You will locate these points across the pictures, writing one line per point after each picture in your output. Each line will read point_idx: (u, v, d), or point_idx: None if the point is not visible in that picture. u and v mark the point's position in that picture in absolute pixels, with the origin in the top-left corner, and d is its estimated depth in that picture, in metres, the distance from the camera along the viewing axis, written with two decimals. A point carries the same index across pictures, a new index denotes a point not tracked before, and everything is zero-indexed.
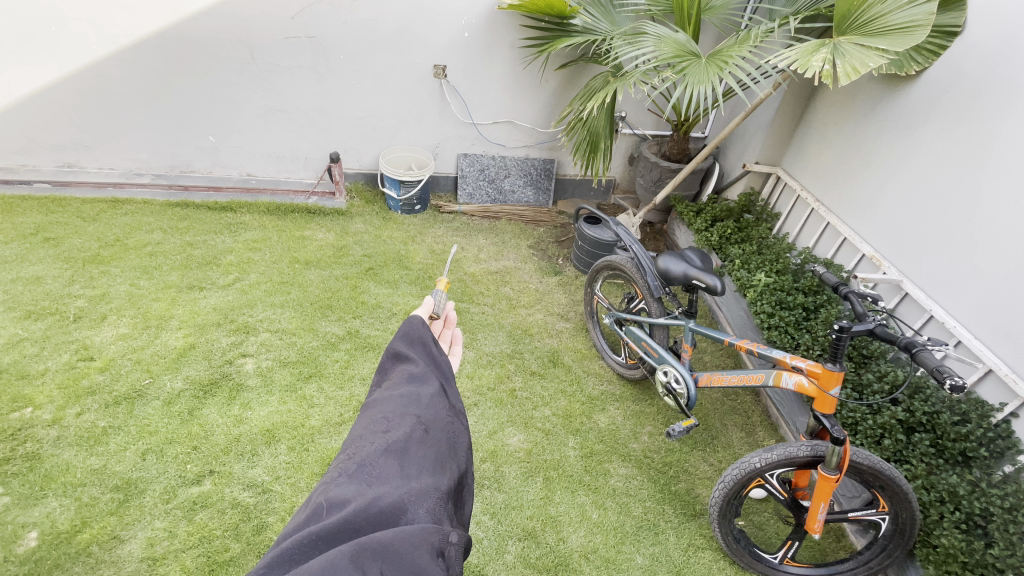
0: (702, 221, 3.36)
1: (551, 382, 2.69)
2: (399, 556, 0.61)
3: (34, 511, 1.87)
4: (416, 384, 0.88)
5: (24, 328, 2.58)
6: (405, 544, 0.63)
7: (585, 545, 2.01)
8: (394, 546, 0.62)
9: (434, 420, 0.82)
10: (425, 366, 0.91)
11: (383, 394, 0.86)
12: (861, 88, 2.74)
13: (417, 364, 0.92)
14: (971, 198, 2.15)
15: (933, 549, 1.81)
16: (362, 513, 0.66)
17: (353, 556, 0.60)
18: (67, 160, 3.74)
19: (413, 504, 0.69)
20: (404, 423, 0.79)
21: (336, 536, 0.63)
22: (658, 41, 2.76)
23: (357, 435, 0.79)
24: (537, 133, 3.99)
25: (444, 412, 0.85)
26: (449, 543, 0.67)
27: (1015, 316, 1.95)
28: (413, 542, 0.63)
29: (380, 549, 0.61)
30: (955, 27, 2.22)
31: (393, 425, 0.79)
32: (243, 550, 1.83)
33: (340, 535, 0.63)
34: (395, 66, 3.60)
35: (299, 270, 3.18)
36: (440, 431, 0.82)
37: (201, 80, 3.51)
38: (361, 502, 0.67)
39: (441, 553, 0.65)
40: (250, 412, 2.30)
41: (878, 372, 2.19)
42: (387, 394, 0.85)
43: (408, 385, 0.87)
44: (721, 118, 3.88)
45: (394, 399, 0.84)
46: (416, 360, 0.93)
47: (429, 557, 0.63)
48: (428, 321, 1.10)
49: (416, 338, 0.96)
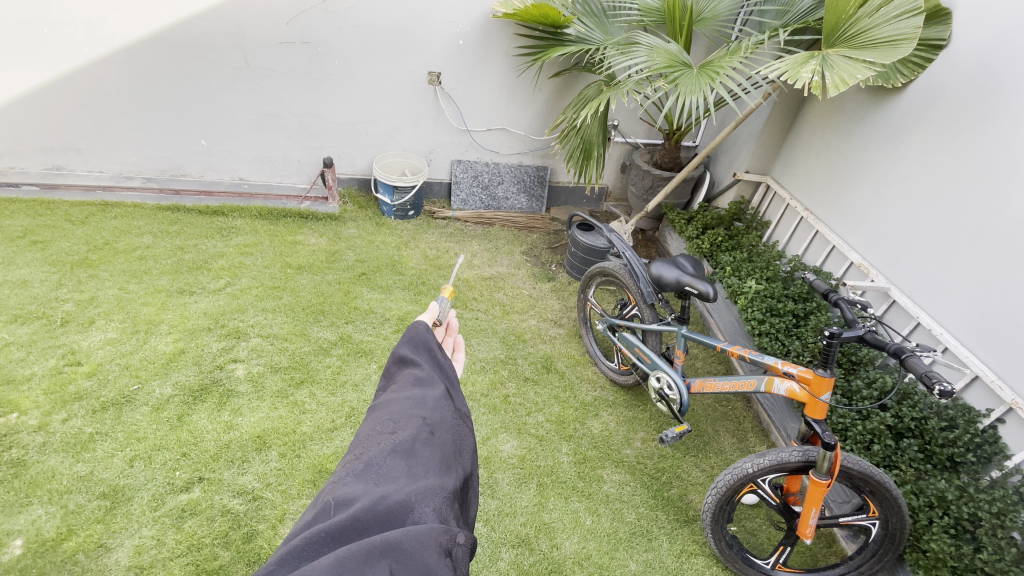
0: (694, 228, 3.40)
1: (544, 388, 2.69)
2: (408, 554, 0.61)
3: (19, 519, 1.83)
4: (422, 387, 0.87)
5: (10, 333, 2.54)
6: (414, 542, 0.63)
7: (578, 551, 2.00)
8: (403, 543, 0.62)
9: (440, 421, 0.82)
10: (432, 371, 0.91)
11: (389, 397, 0.86)
12: (849, 100, 2.79)
13: (423, 368, 0.92)
14: (957, 208, 2.20)
15: (923, 553, 1.84)
16: (369, 511, 0.66)
17: (362, 554, 0.60)
18: (55, 163, 3.70)
19: (419, 503, 0.69)
20: (410, 425, 0.79)
21: (344, 534, 0.63)
22: (650, 51, 2.79)
23: (364, 436, 0.79)
24: (531, 141, 4.02)
25: (452, 414, 0.85)
26: (456, 543, 0.67)
27: (1001, 322, 1.99)
28: (421, 541, 0.63)
29: (388, 547, 0.61)
30: (940, 40, 2.29)
31: (400, 426, 0.79)
32: (233, 559, 1.81)
33: (348, 533, 0.63)
34: (389, 73, 3.61)
35: (291, 275, 3.17)
36: (446, 432, 0.82)
37: (195, 84, 3.50)
38: (369, 500, 0.67)
39: (448, 553, 0.65)
40: (241, 418, 2.28)
41: (868, 378, 2.22)
42: (393, 397, 0.85)
43: (415, 388, 0.87)
44: (712, 127, 3.94)
45: (400, 402, 0.84)
46: (422, 364, 0.93)
47: (437, 556, 0.63)
48: (432, 328, 1.08)
49: (422, 344, 0.95)
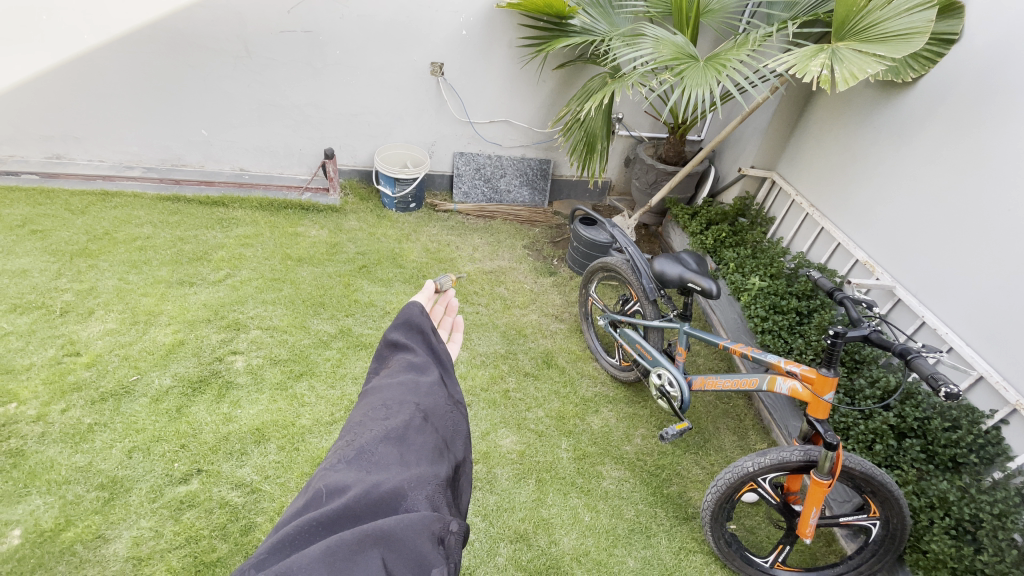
0: (698, 224, 3.37)
1: (545, 383, 2.68)
2: (401, 542, 0.60)
3: (17, 509, 1.83)
4: (415, 372, 0.87)
5: (8, 323, 2.53)
6: (408, 530, 0.61)
7: (577, 548, 2.00)
8: (397, 532, 0.61)
9: (433, 407, 0.81)
10: (425, 357, 0.90)
11: (381, 382, 0.85)
12: (858, 94, 2.75)
13: (416, 353, 0.91)
14: (965, 206, 2.17)
15: (923, 554, 1.83)
16: (362, 499, 0.64)
17: (355, 542, 0.58)
18: (55, 151, 3.67)
19: (412, 491, 0.68)
20: (403, 412, 0.78)
21: (337, 522, 0.62)
22: (656, 43, 2.75)
23: (356, 422, 0.77)
24: (534, 133, 3.98)
25: (444, 400, 0.84)
26: (450, 530, 0.66)
27: (1008, 322, 1.96)
28: (416, 529, 0.62)
29: (382, 535, 0.60)
30: (952, 34, 2.24)
31: (393, 412, 0.78)
32: (231, 551, 1.81)
33: (340, 521, 0.62)
34: (391, 63, 3.57)
35: (291, 267, 3.15)
36: (440, 419, 0.81)
37: (195, 72, 3.47)
38: (362, 488, 0.66)
39: (442, 540, 0.64)
40: (240, 410, 2.27)
41: (871, 377, 2.20)
42: (385, 381, 0.84)
43: (408, 374, 0.86)
44: (717, 121, 3.89)
45: (393, 387, 0.82)
46: (416, 350, 0.92)
47: (430, 544, 0.62)
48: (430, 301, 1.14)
49: (416, 326, 0.95)
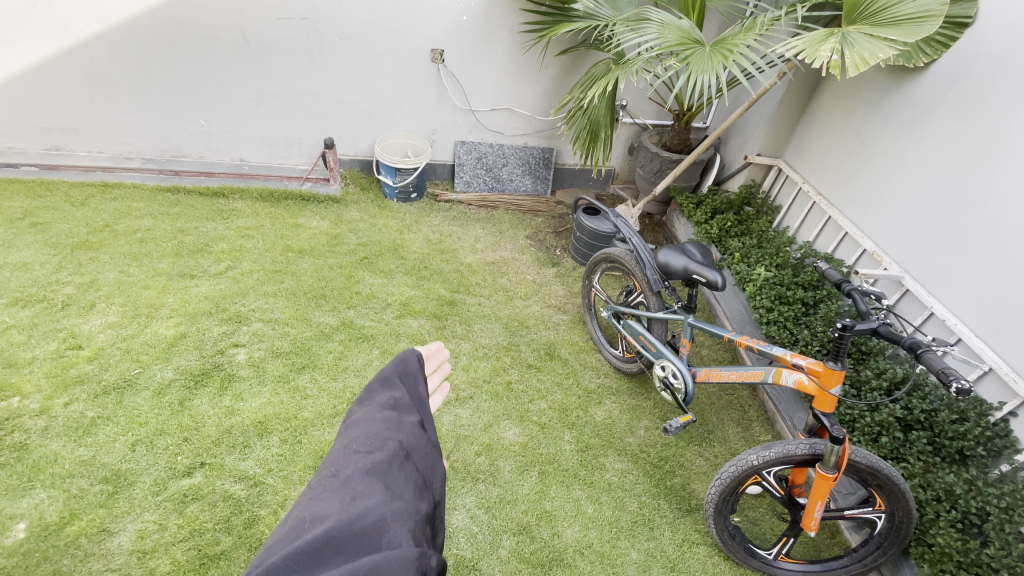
0: (703, 213, 3.33)
1: (547, 375, 2.66)
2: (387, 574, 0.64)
3: (22, 502, 1.84)
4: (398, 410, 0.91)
5: (10, 316, 2.52)
6: (394, 563, 0.65)
7: (580, 540, 2.00)
8: (384, 564, 0.64)
9: (414, 447, 0.86)
10: (409, 396, 0.95)
11: (364, 417, 0.88)
12: (868, 79, 2.68)
13: (401, 394, 0.96)
14: (975, 196, 2.12)
15: (928, 547, 1.81)
16: (346, 529, 0.67)
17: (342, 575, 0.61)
18: (54, 143, 3.65)
19: (395, 524, 0.71)
20: (388, 446, 0.82)
21: (323, 551, 0.64)
22: (661, 28, 2.69)
23: (338, 453, 0.80)
24: (536, 121, 3.93)
25: (426, 443, 0.88)
26: (428, 566, 0.69)
27: (1018, 315, 1.92)
28: (400, 563, 0.65)
29: (368, 567, 0.63)
30: (966, 18, 2.16)
31: (377, 447, 0.81)
32: (234, 544, 1.81)
33: (326, 551, 0.65)
34: (391, 50, 3.51)
35: (293, 259, 3.13)
36: (419, 458, 0.85)
37: (193, 62, 3.42)
38: (348, 518, 0.68)
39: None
40: (242, 403, 2.27)
41: (877, 369, 2.18)
42: (369, 416, 0.88)
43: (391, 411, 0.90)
44: (723, 108, 3.82)
45: (377, 422, 0.86)
46: (401, 390, 0.96)
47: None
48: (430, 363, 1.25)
49: (404, 371, 1.01)
